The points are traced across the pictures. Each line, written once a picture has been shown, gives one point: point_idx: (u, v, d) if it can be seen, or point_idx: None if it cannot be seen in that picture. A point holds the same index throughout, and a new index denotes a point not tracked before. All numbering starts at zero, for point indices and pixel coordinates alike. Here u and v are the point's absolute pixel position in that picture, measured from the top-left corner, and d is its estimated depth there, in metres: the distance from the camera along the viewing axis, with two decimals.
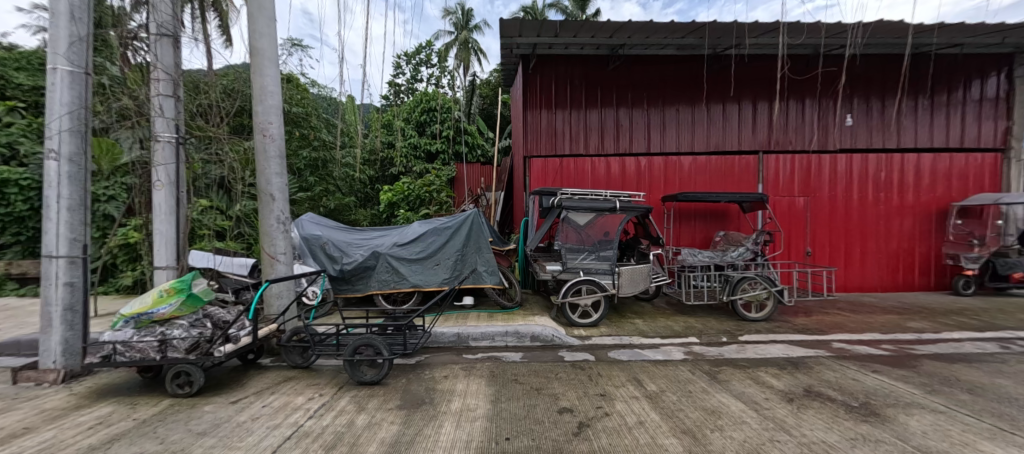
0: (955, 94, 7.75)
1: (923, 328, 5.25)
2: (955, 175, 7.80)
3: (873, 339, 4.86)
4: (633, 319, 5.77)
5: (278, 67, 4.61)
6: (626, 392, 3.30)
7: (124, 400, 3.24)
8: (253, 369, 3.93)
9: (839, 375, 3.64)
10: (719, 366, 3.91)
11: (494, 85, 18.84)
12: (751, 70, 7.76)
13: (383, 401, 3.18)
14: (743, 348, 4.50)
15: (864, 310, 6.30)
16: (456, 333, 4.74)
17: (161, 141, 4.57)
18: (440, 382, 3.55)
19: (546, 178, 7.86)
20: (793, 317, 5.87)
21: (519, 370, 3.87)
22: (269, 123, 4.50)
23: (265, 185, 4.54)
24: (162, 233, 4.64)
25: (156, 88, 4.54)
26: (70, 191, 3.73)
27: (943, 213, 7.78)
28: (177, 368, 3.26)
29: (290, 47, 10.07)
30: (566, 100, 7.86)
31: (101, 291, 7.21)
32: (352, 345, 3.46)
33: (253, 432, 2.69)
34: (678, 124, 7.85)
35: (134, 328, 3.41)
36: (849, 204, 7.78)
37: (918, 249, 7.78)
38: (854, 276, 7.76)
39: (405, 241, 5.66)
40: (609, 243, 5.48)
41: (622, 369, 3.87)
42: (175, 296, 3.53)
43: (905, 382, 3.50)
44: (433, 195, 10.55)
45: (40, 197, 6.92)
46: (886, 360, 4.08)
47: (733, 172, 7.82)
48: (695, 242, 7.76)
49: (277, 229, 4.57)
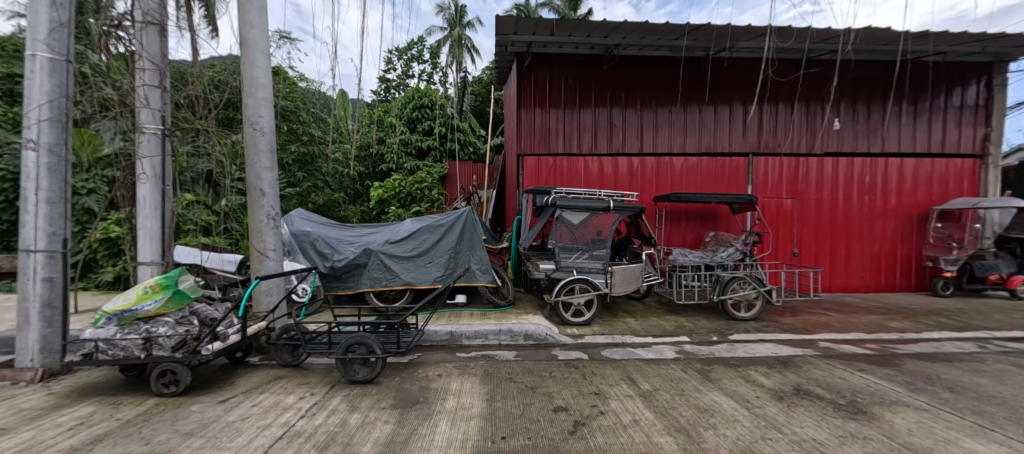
0: (938, 100, 7.97)
1: (905, 328, 5.39)
2: (936, 179, 8.02)
3: (858, 338, 4.98)
4: (625, 318, 5.80)
5: (269, 58, 4.47)
6: (620, 391, 3.31)
7: (106, 400, 3.14)
8: (241, 368, 3.84)
9: (826, 374, 3.72)
10: (710, 365, 3.96)
11: (486, 83, 18.75)
12: (743, 72, 7.87)
13: (376, 400, 3.13)
14: (733, 347, 4.57)
15: (849, 310, 6.46)
16: (449, 332, 4.70)
17: (147, 133, 4.43)
18: (434, 381, 3.52)
19: (539, 176, 7.85)
20: (780, 317, 5.98)
21: (513, 369, 3.85)
22: (260, 117, 4.37)
23: (255, 179, 4.42)
24: (146, 228, 4.49)
25: (141, 78, 4.39)
26: (50, 183, 3.60)
27: (924, 216, 7.99)
28: (162, 367, 3.17)
29: (279, 40, 9.95)
30: (560, 99, 7.87)
31: (82, 287, 7.03)
32: (345, 343, 3.42)
33: (243, 432, 2.64)
34: (672, 125, 7.92)
35: (117, 325, 3.32)
36: (835, 205, 7.95)
37: (900, 250, 7.98)
38: (838, 276, 7.94)
39: (398, 238, 5.60)
40: (602, 242, 5.53)
41: (616, 368, 3.88)
42: (161, 293, 3.41)
43: (889, 380, 3.60)
44: (425, 192, 10.45)
45: (15, 189, 6.69)
46: (871, 359, 4.19)
47: (724, 173, 7.92)
48: (686, 242, 7.84)
49: (267, 225, 4.47)
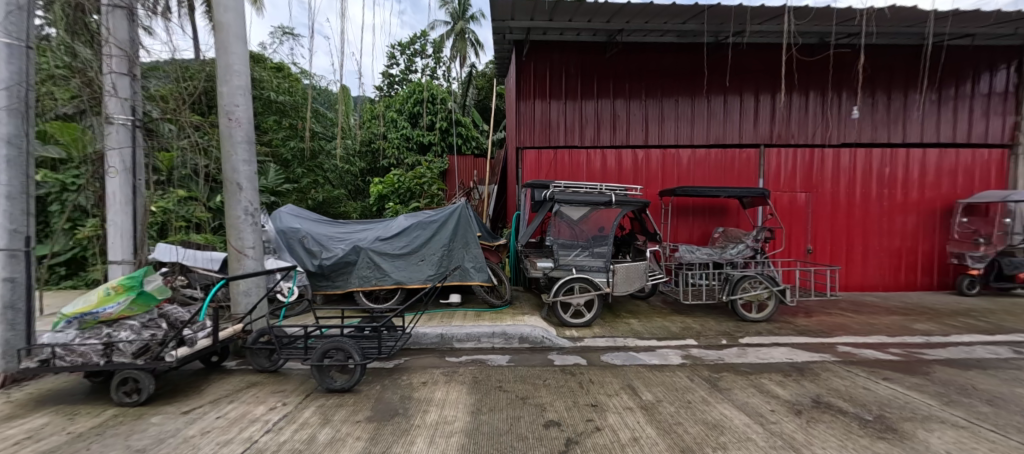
0: (964, 87, 7.48)
1: (931, 330, 5.01)
2: (961, 171, 7.51)
3: (880, 341, 4.61)
4: (628, 319, 5.49)
5: (245, 43, 4.20)
6: (619, 402, 3.02)
7: (63, 410, 2.91)
8: (215, 373, 3.62)
9: (848, 384, 3.38)
10: (719, 372, 3.64)
11: (490, 77, 18.49)
12: (755, 59, 7.45)
13: (352, 412, 2.87)
14: (744, 351, 4.23)
15: (868, 310, 6.06)
16: (439, 334, 4.43)
17: (116, 124, 4.19)
18: (417, 390, 3.25)
19: (539, 170, 7.56)
20: (794, 317, 5.61)
21: (504, 375, 3.57)
22: (236, 106, 4.13)
23: (231, 172, 4.17)
24: (117, 225, 4.27)
25: (108, 65, 4.14)
26: (9, 178, 3.37)
27: (948, 211, 7.51)
28: (122, 374, 2.94)
29: (279, 36, 9.80)
30: (561, 89, 7.52)
31: (71, 285, 6.90)
32: (321, 348, 3.16)
33: (198, 450, 2.39)
34: (678, 116, 7.54)
35: (77, 329, 3.09)
36: (852, 199, 7.52)
37: (921, 247, 7.52)
38: (855, 275, 7.54)
39: (388, 235, 5.33)
40: (603, 239, 5.23)
41: (616, 375, 3.58)
42: (124, 294, 3.15)
43: (919, 391, 3.25)
44: (424, 188, 10.14)
45: None
46: (895, 366, 3.84)
47: (733, 166, 7.54)
48: (693, 238, 7.48)
49: (245, 221, 4.22)
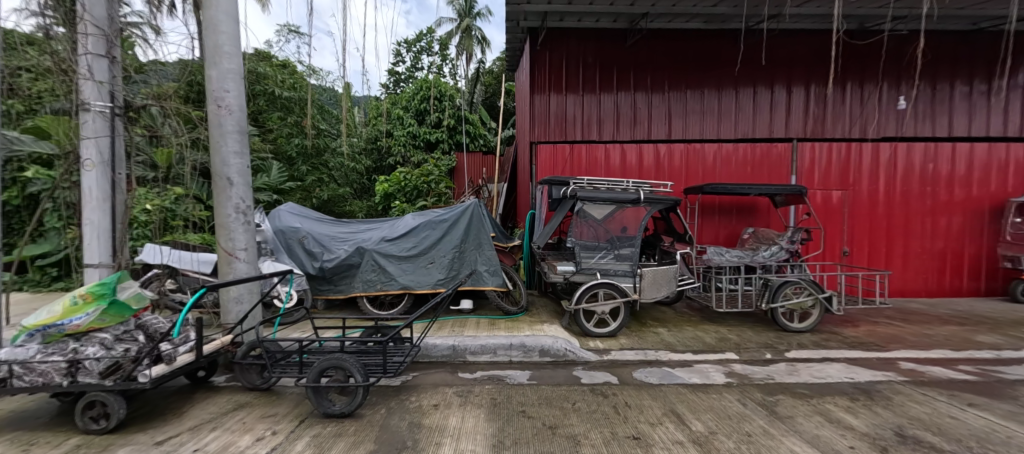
0: (1015, 77, 6.95)
1: (999, 344, 4.48)
2: (1012, 168, 6.92)
3: (945, 356, 4.11)
4: (656, 328, 5.02)
5: (237, 22, 3.79)
6: (665, 435, 2.56)
7: (19, 438, 2.50)
8: (200, 392, 3.21)
9: (930, 411, 2.89)
10: (773, 395, 3.16)
11: (497, 75, 18.14)
12: (789, 47, 6.94)
13: (352, 444, 2.44)
14: (794, 368, 3.76)
15: (918, 319, 5.54)
16: (451, 346, 4.01)
17: (93, 112, 3.80)
18: (428, 415, 2.82)
19: (554, 167, 7.09)
20: (839, 328, 5.10)
21: (526, 397, 3.13)
22: (226, 92, 3.72)
23: (221, 165, 3.77)
24: (94, 224, 3.88)
25: (84, 46, 3.74)
26: None
27: (999, 210, 6.92)
28: (88, 398, 2.54)
29: (284, 32, 9.47)
30: (578, 80, 7.05)
31: (63, 288, 6.56)
32: (318, 367, 2.72)
33: None
34: (704, 109, 7.05)
35: (42, 342, 2.71)
36: (891, 198, 6.97)
37: (968, 250, 6.95)
38: (894, 280, 7.00)
39: (395, 236, 4.92)
40: (630, 239, 4.73)
41: (655, 397, 3.13)
42: (94, 304, 2.74)
43: (1019, 422, 2.75)
44: (432, 186, 9.71)
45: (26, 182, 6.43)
46: (976, 388, 3.33)
47: (763, 162, 7.02)
48: (720, 239, 6.98)
49: (236, 220, 3.82)
